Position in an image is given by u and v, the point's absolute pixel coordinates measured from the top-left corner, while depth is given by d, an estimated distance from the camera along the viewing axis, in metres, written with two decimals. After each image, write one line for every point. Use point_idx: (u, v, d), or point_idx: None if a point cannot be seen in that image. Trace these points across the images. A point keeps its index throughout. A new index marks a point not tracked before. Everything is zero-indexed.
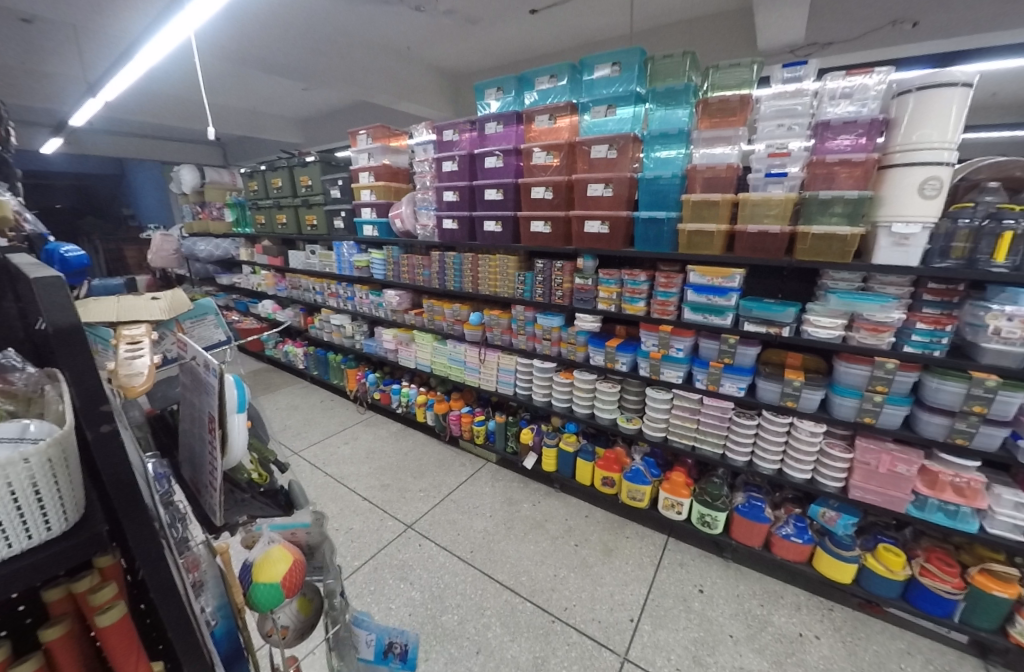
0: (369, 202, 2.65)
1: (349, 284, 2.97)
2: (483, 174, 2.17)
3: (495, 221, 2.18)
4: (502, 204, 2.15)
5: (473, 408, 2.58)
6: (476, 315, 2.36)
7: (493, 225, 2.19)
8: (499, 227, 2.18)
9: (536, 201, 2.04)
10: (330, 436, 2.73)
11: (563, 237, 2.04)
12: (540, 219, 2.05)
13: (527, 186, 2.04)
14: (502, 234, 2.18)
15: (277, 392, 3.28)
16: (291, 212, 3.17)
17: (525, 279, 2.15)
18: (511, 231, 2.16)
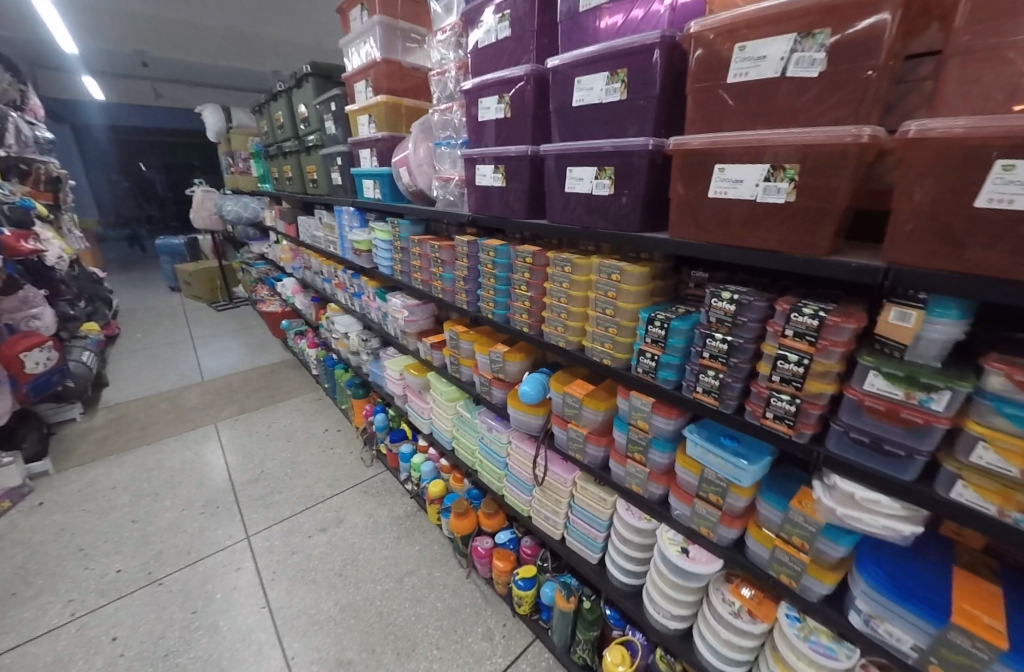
0: (366, 138, 1.56)
1: (357, 275, 1.96)
2: (576, 40, 0.81)
3: (595, 170, 0.81)
4: (621, 118, 0.75)
5: (517, 539, 1.38)
6: (532, 380, 1.08)
7: (584, 181, 0.83)
8: (605, 186, 0.81)
9: (743, 97, 0.59)
10: (305, 510, 1.79)
11: (800, 225, 0.59)
12: (740, 159, 0.61)
13: (719, 48, 0.60)
14: (612, 206, 0.81)
15: (278, 409, 2.49)
16: (296, 162, 2.46)
17: (664, 337, 0.77)
18: (640, 200, 0.78)
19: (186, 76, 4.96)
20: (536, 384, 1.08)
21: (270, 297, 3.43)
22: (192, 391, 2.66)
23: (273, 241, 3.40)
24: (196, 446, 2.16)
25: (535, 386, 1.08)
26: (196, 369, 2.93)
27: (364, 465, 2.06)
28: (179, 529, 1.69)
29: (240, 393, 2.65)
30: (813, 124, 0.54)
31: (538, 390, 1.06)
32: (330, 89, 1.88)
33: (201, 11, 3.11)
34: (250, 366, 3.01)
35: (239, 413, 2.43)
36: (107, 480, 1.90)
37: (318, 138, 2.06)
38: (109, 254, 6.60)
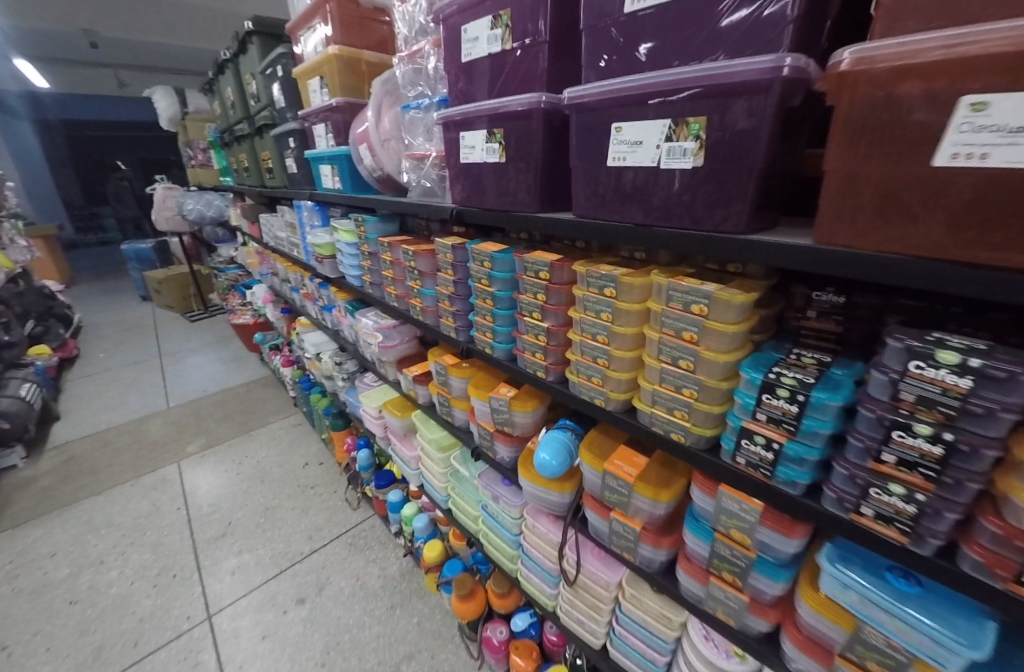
0: (318, 108, 1.21)
1: (325, 285, 1.63)
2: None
3: (670, 123, 0.44)
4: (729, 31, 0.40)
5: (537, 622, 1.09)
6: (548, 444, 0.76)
7: (644, 146, 0.47)
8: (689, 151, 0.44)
9: None
10: (278, 576, 1.50)
11: None
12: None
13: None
14: (698, 189, 0.45)
15: (252, 443, 2.21)
16: (249, 147, 2.10)
17: (798, 419, 0.45)
18: (753, 176, 0.42)
19: (136, 59, 4.48)
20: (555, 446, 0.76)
21: (240, 306, 3.10)
22: (156, 422, 2.37)
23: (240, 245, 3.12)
24: (155, 495, 1.87)
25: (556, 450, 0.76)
26: (163, 394, 2.64)
27: (349, 510, 1.78)
28: (125, 609, 1.41)
29: (210, 422, 2.37)
30: None
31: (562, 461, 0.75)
32: (274, 50, 1.52)
33: None
34: (223, 387, 2.71)
35: (205, 450, 2.15)
36: (46, 546, 1.63)
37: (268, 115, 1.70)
38: (83, 259, 6.25)
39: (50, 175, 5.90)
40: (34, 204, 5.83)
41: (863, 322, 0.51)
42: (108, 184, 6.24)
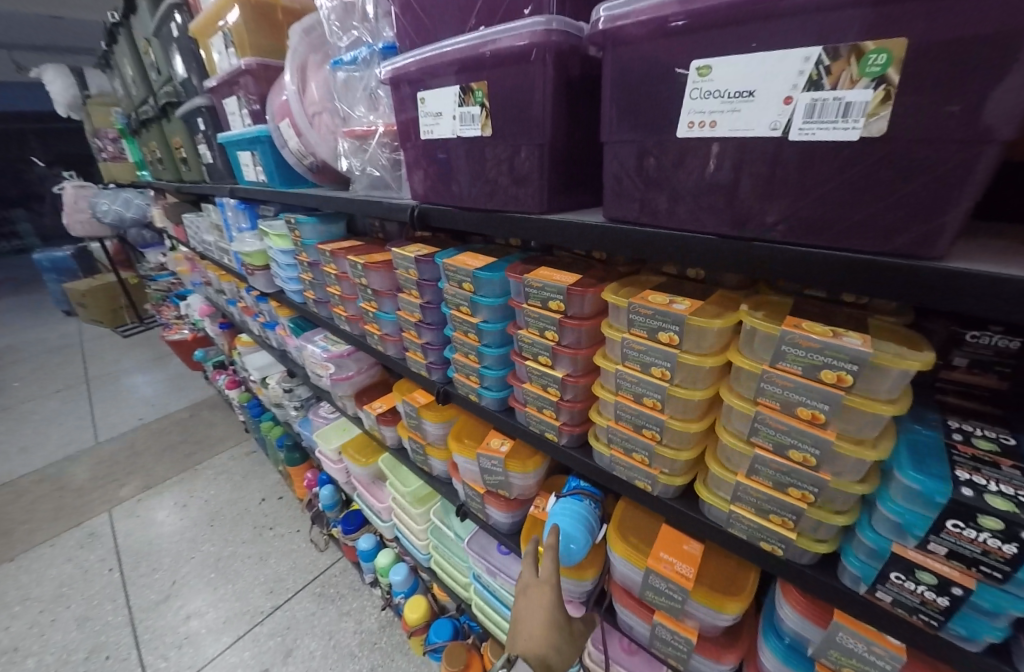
0: (228, 80, 0.94)
1: (264, 298, 1.37)
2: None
3: (822, 52, 0.23)
4: None
5: None
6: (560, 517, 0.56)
7: (757, 100, 0.26)
8: (860, 108, 0.23)
9: None
10: (233, 646, 1.26)
11: None
12: None
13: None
14: (864, 178, 0.24)
15: (198, 478, 1.91)
16: (159, 132, 1.74)
17: (1013, 565, 0.26)
18: (991, 153, 0.21)
19: (38, 50, 3.95)
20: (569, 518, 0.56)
21: (177, 322, 2.75)
22: (81, 463, 2.03)
23: (170, 249, 2.74)
24: (81, 555, 1.58)
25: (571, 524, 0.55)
26: (89, 428, 2.27)
27: (316, 552, 1.54)
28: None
29: (147, 458, 2.05)
30: None
31: (583, 538, 0.54)
32: (163, 7, 1.19)
33: None
34: (162, 413, 2.36)
35: (142, 493, 1.85)
36: None
37: (174, 91, 1.38)
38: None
39: None
40: None
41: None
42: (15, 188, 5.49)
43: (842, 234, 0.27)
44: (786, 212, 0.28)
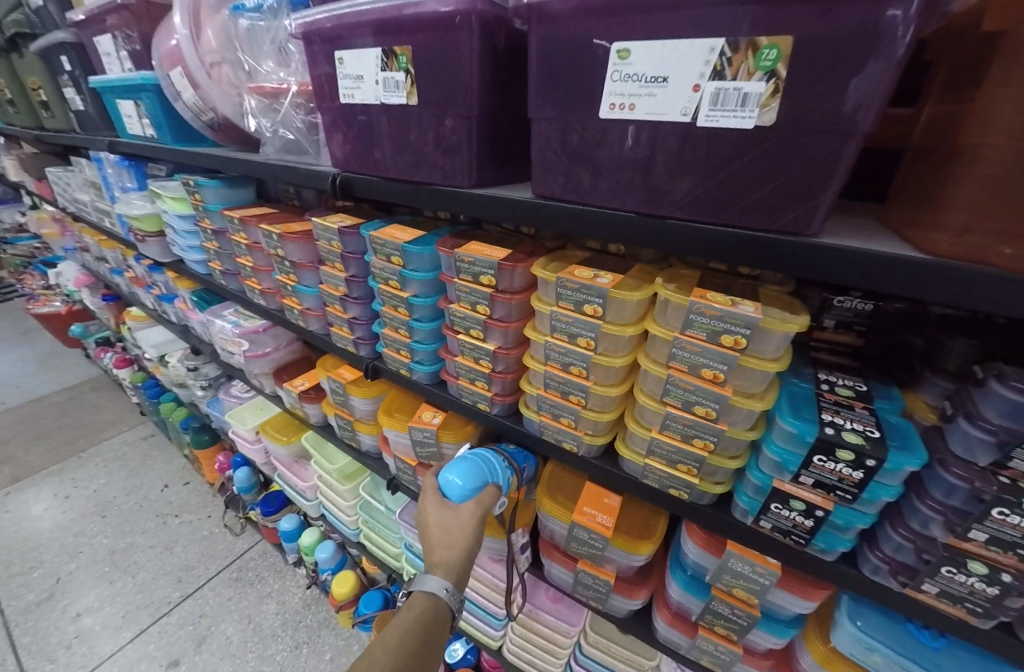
0: (94, 10, 0.78)
1: (158, 268, 1.21)
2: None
3: (724, 45, 0.25)
4: None
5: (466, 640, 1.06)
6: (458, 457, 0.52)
7: (672, 84, 0.28)
8: (755, 99, 0.26)
9: None
10: (136, 640, 1.17)
11: None
12: None
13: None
14: (756, 160, 0.28)
15: (82, 467, 1.68)
16: (7, 67, 1.42)
17: (859, 487, 0.33)
18: (851, 145, 0.25)
19: None
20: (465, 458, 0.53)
21: (44, 293, 2.32)
22: None
23: (32, 208, 2.28)
24: None
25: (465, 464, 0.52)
26: None
27: (231, 537, 1.44)
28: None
29: (12, 449, 1.76)
30: None
31: (477, 482, 0.50)
32: None
33: None
34: (30, 398, 2.02)
35: (10, 486, 1.60)
36: None
37: (25, 20, 1.14)
38: None
39: None
40: None
41: (890, 334, 0.41)
42: None
43: (727, 209, 0.31)
44: (695, 188, 0.31)
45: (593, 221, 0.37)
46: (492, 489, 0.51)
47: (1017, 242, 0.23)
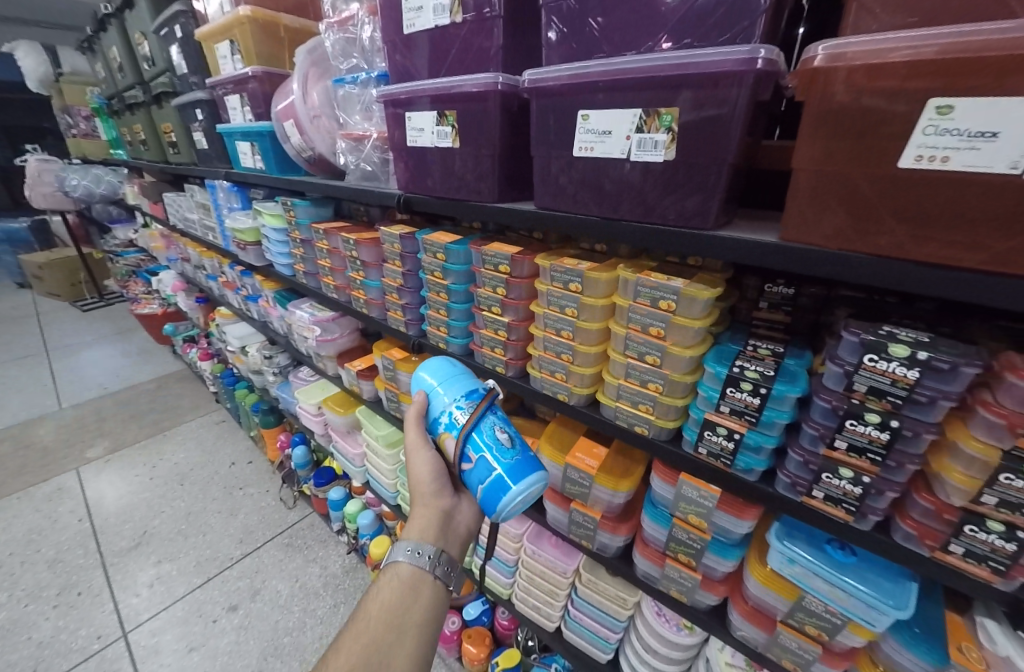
0: (231, 79, 1.05)
1: (248, 272, 1.49)
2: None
3: (642, 113, 0.43)
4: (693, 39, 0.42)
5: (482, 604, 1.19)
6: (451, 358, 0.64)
7: (612, 137, 0.46)
8: (662, 144, 0.43)
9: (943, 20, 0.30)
10: (203, 587, 1.37)
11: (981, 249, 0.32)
12: (936, 131, 0.30)
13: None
14: (676, 182, 0.45)
15: (167, 442, 1.98)
16: (145, 117, 1.79)
17: (758, 410, 0.46)
18: (724, 171, 0.42)
19: (2, 8, 3.78)
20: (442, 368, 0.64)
21: (146, 297, 2.75)
22: (45, 427, 2.07)
23: (144, 226, 2.75)
24: (49, 506, 1.66)
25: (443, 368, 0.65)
26: (50, 395, 2.29)
27: (285, 509, 1.65)
28: (19, 634, 1.26)
29: (114, 423, 2.10)
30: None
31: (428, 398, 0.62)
32: (169, 3, 1.30)
33: None
34: (129, 383, 2.39)
35: (110, 454, 1.91)
36: None
37: (167, 83, 1.48)
38: None
39: None
40: None
41: (810, 312, 0.53)
42: None
43: (661, 212, 0.47)
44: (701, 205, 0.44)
45: (578, 223, 0.54)
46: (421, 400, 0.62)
47: (821, 229, 0.39)
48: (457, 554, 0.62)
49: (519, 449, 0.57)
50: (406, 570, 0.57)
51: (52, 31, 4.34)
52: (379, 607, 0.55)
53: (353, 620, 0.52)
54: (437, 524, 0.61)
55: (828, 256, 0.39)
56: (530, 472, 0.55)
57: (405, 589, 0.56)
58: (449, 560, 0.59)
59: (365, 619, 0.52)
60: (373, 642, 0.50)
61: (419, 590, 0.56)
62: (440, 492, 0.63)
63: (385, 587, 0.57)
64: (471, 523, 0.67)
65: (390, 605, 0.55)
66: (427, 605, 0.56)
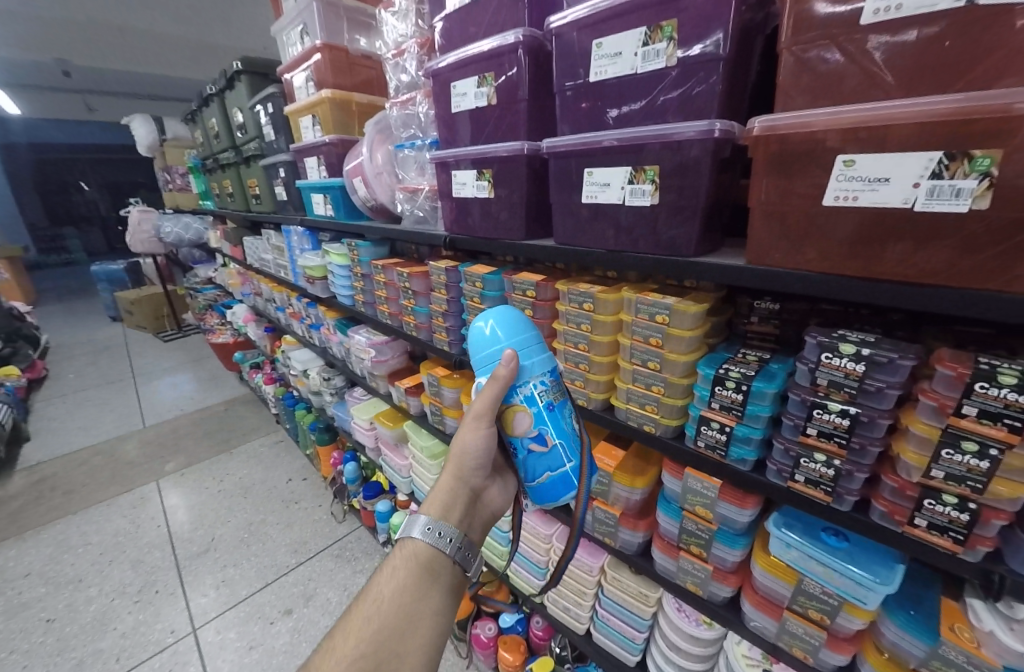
0: (311, 144, 1.28)
1: (314, 303, 1.71)
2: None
3: (630, 169, 0.56)
4: (663, 117, 0.53)
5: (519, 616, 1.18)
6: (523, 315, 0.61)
7: (611, 187, 0.59)
8: (648, 193, 0.56)
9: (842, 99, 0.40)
10: (263, 590, 1.50)
11: (890, 262, 0.41)
12: (846, 178, 0.40)
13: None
14: (662, 221, 0.57)
15: (234, 459, 2.20)
16: (234, 174, 2.12)
17: (743, 405, 0.54)
18: (697, 211, 0.54)
19: (117, 87, 4.56)
20: (528, 334, 0.60)
21: (221, 328, 3.12)
22: (132, 442, 2.34)
23: (222, 266, 3.16)
24: (132, 512, 1.86)
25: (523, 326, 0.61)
26: (137, 414, 2.60)
27: (335, 522, 1.79)
28: (107, 625, 1.40)
29: (189, 441, 2.35)
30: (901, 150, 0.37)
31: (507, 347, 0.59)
32: (263, 86, 1.60)
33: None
34: (203, 406, 2.68)
35: (184, 468, 2.13)
36: (17, 567, 1.60)
37: (255, 148, 1.77)
38: (44, 278, 6.03)
39: (12, 197, 5.42)
40: (2, 227, 5.43)
41: (796, 325, 0.59)
42: (66, 203, 5.94)
43: (655, 242, 0.59)
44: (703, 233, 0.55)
45: (590, 254, 0.67)
46: (508, 360, 0.58)
47: (775, 252, 0.49)
48: (479, 539, 0.65)
49: (586, 445, 0.63)
50: (422, 549, 0.60)
51: (152, 104, 5.16)
52: (391, 587, 0.58)
53: (364, 597, 0.56)
54: (463, 504, 0.65)
55: (785, 273, 0.49)
56: (595, 471, 0.62)
57: (417, 566, 0.59)
58: (470, 543, 0.63)
59: (377, 599, 0.56)
60: (384, 621, 0.53)
61: (431, 569, 0.60)
62: (478, 470, 0.66)
63: (398, 565, 0.60)
64: (494, 509, 0.71)
65: (402, 584, 0.58)
66: (438, 584, 0.60)
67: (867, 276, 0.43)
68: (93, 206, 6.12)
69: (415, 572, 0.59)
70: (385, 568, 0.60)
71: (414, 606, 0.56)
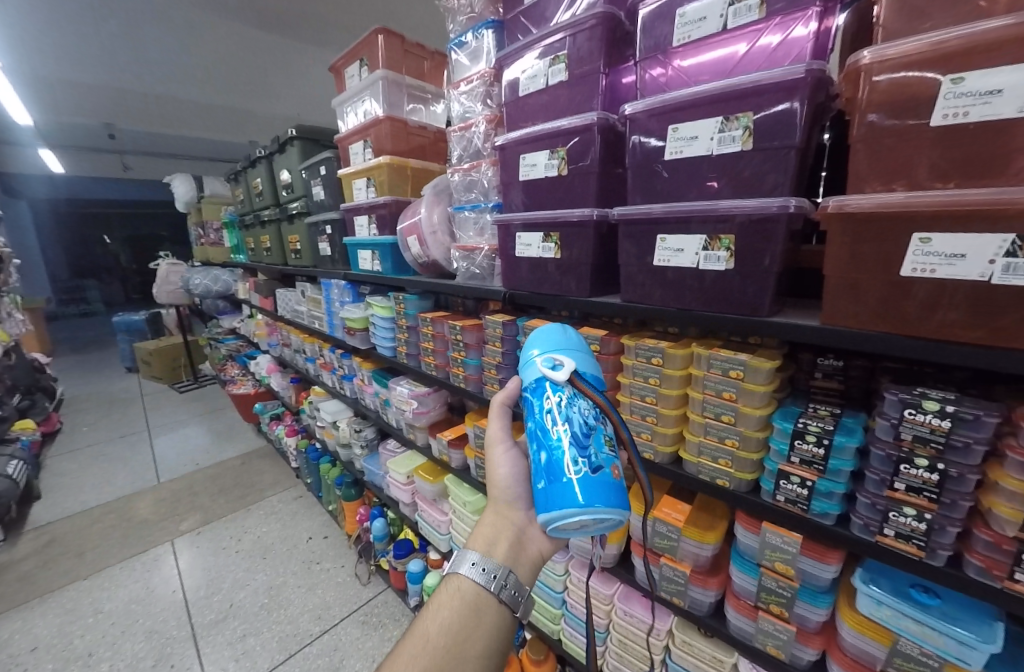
0: (364, 203, 1.37)
1: (348, 355, 1.77)
2: (649, 66, 0.67)
3: (704, 238, 0.62)
4: (739, 192, 0.59)
5: None
6: (562, 328, 0.66)
7: (685, 253, 0.65)
8: (721, 259, 0.62)
9: (913, 186, 0.46)
10: (284, 663, 1.41)
11: (968, 325, 0.45)
12: (922, 253, 0.46)
13: (916, 83, 0.44)
14: (734, 285, 0.62)
15: (251, 516, 2.14)
16: (274, 229, 2.25)
17: (825, 459, 0.57)
18: (769, 278, 0.60)
19: (156, 149, 4.91)
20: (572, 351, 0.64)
21: (242, 378, 3.15)
22: (145, 499, 2.28)
23: (247, 316, 3.25)
24: (145, 576, 1.78)
25: (563, 340, 0.65)
26: (151, 469, 2.55)
27: (360, 585, 1.71)
28: None
29: (204, 498, 2.29)
30: (974, 228, 0.42)
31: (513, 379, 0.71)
32: (315, 153, 1.74)
33: (167, 66, 2.97)
34: (217, 461, 2.64)
35: (201, 526, 2.07)
36: (23, 640, 1.51)
37: (300, 206, 1.89)
38: (60, 330, 6.11)
39: (40, 251, 5.64)
40: (24, 280, 5.58)
41: (861, 380, 0.64)
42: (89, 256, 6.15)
43: (726, 303, 0.63)
44: None
45: (659, 313, 0.71)
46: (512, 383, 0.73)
47: (849, 316, 0.54)
48: (527, 578, 0.61)
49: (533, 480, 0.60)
50: (468, 586, 0.59)
51: (185, 164, 5.51)
52: (438, 626, 0.57)
53: (412, 634, 0.55)
54: (509, 537, 0.64)
55: (862, 333, 0.53)
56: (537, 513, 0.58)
57: (463, 605, 0.59)
58: (516, 583, 0.59)
59: (424, 635, 0.55)
60: (431, 656, 0.53)
61: (477, 608, 0.59)
62: (517, 502, 0.67)
63: (445, 602, 0.60)
64: (542, 551, 0.67)
65: (449, 622, 0.58)
66: (483, 624, 0.58)
67: (946, 336, 0.47)
68: (115, 259, 6.34)
69: (460, 609, 0.59)
70: (431, 607, 0.60)
71: (459, 644, 0.55)
